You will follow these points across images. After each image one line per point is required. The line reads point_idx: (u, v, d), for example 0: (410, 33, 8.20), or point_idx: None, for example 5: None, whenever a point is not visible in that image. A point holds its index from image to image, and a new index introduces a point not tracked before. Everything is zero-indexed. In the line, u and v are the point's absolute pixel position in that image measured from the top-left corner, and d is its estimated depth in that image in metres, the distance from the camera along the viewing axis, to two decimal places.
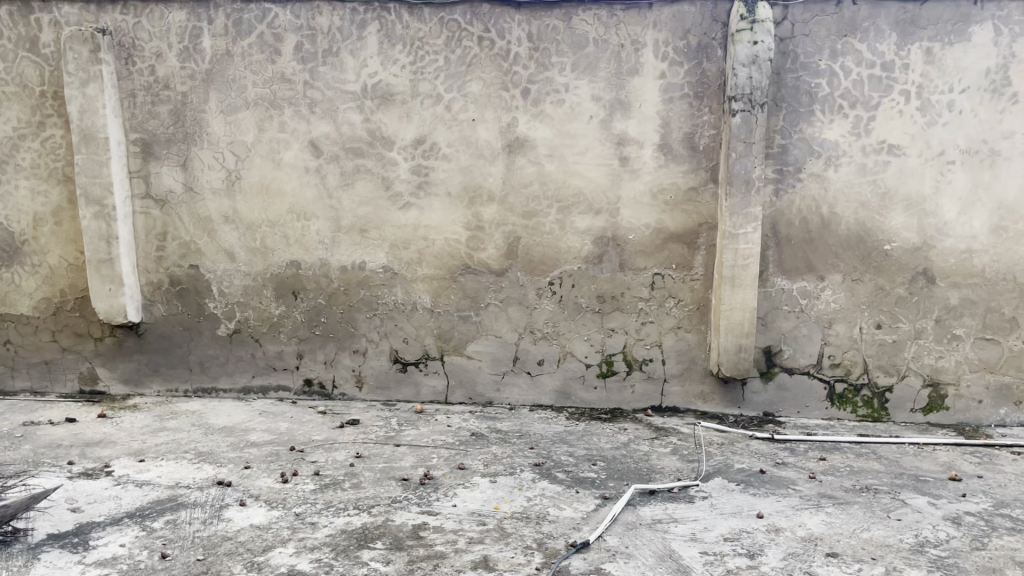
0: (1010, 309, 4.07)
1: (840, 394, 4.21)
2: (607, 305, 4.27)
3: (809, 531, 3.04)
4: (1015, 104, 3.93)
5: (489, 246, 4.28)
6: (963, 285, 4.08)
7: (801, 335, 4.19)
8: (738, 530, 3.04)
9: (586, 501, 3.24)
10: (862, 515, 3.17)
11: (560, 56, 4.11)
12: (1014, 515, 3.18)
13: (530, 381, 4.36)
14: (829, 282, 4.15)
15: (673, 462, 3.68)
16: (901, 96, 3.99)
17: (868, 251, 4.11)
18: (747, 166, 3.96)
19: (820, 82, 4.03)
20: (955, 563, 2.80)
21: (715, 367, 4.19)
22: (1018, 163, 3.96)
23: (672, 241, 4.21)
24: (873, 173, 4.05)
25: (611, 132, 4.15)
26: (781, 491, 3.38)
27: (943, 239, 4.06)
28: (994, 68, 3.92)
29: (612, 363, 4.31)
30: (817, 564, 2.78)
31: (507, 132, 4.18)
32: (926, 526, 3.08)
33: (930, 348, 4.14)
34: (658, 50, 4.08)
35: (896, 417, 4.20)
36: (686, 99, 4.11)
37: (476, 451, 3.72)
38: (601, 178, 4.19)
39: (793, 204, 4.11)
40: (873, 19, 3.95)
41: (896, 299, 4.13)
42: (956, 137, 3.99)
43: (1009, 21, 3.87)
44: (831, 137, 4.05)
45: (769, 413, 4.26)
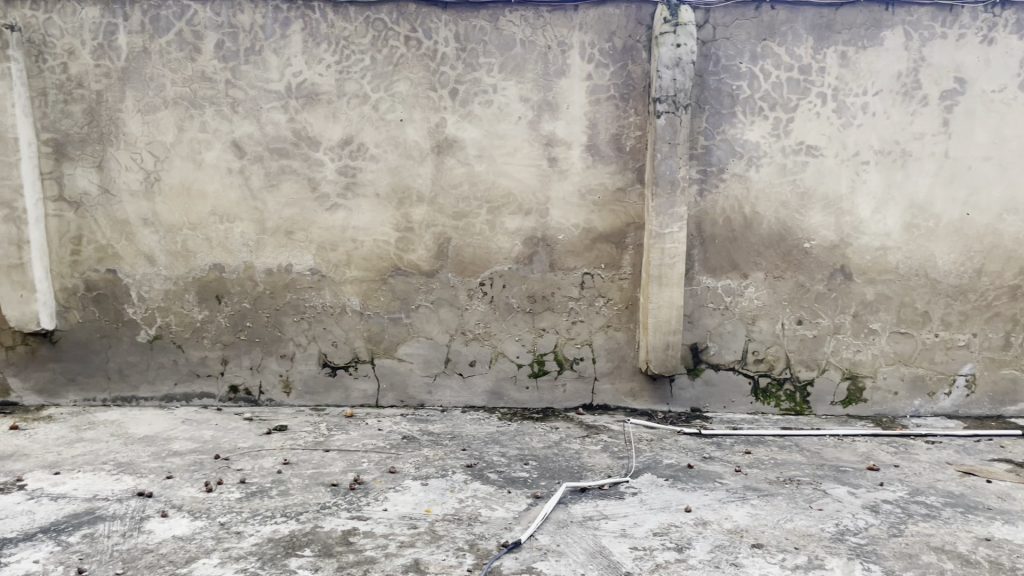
0: (922, 304, 4.24)
1: (764, 389, 4.32)
2: (538, 306, 4.29)
3: (735, 523, 3.11)
4: (924, 106, 4.11)
5: (419, 248, 4.25)
6: (879, 281, 4.24)
7: (726, 332, 4.28)
8: (667, 524, 3.09)
9: (518, 501, 3.25)
10: (786, 506, 3.26)
11: (488, 58, 4.11)
12: (929, 502, 3.32)
13: (462, 382, 4.34)
14: (752, 280, 4.25)
15: (604, 459, 3.71)
16: (818, 98, 4.12)
17: (789, 249, 4.22)
18: (672, 166, 4.03)
19: (741, 84, 4.12)
20: (873, 550, 2.90)
21: (643, 365, 4.25)
22: (927, 163, 4.14)
23: (601, 241, 4.26)
24: (793, 173, 4.17)
25: (540, 133, 4.17)
26: (708, 485, 3.45)
27: (858, 238, 4.21)
28: (904, 71, 4.09)
29: (544, 363, 4.33)
30: (743, 556, 2.85)
31: (435, 133, 4.16)
32: (845, 515, 3.18)
33: (849, 343, 4.28)
34: (584, 52, 4.12)
35: (817, 410, 4.33)
36: (612, 101, 4.16)
37: (408, 454, 3.69)
38: (530, 179, 4.20)
39: (717, 203, 4.20)
40: (791, 23, 4.07)
41: (815, 296, 4.26)
42: (870, 138, 4.14)
43: (918, 26, 4.04)
44: (752, 138, 4.16)
45: (696, 410, 4.33)
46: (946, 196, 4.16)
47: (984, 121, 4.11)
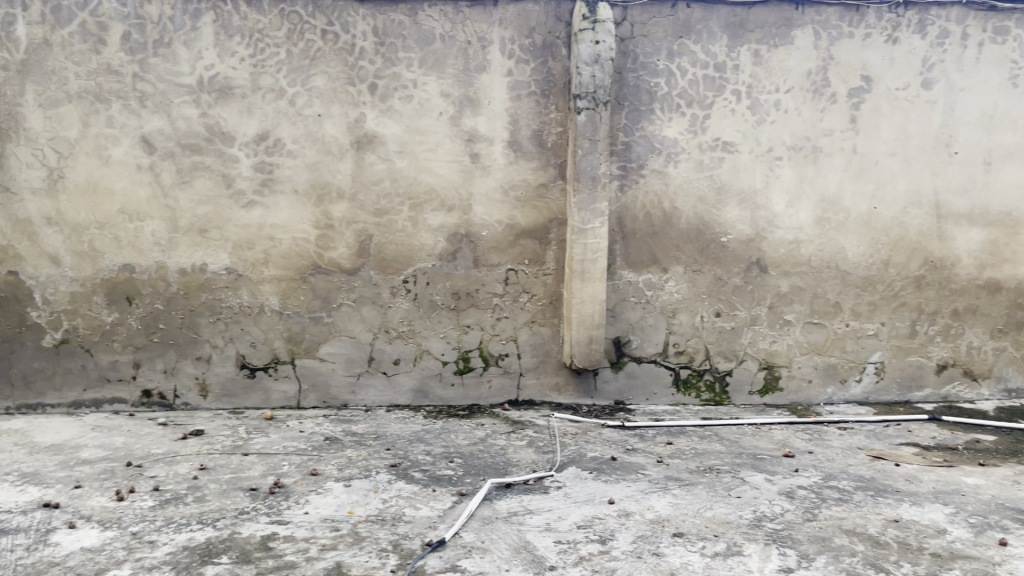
0: (834, 295, 4.39)
1: (685, 381, 4.40)
2: (462, 303, 4.27)
3: (657, 513, 3.15)
4: (833, 103, 4.24)
5: (339, 245, 4.18)
6: (792, 274, 4.36)
7: (648, 325, 4.34)
8: (591, 517, 3.12)
9: (442, 499, 3.23)
10: (705, 494, 3.32)
11: (406, 52, 4.07)
12: (841, 486, 3.44)
13: (386, 381, 4.28)
14: (672, 274, 4.32)
15: (529, 454, 3.72)
16: (732, 95, 4.22)
17: (707, 243, 4.31)
18: (593, 162, 4.07)
19: (659, 82, 4.18)
20: (789, 535, 2.98)
21: (568, 360, 4.27)
22: (837, 159, 4.28)
23: (524, 237, 4.26)
24: (709, 169, 4.26)
25: (461, 129, 4.15)
26: (631, 477, 3.50)
27: (773, 231, 4.32)
28: (814, 70, 4.22)
29: (469, 360, 4.31)
30: (664, 545, 2.90)
31: (354, 128, 4.10)
32: (763, 502, 3.26)
33: (765, 334, 4.40)
34: (504, 48, 4.12)
35: (736, 400, 4.43)
36: (533, 97, 4.17)
37: (330, 455, 3.63)
38: (452, 175, 4.18)
39: (637, 199, 4.25)
40: (705, 21, 4.16)
41: (733, 289, 4.36)
42: (783, 134, 4.26)
43: (827, 25, 4.18)
44: (670, 135, 4.23)
45: (620, 403, 4.38)
46: (854, 190, 4.31)
47: (889, 118, 4.27)
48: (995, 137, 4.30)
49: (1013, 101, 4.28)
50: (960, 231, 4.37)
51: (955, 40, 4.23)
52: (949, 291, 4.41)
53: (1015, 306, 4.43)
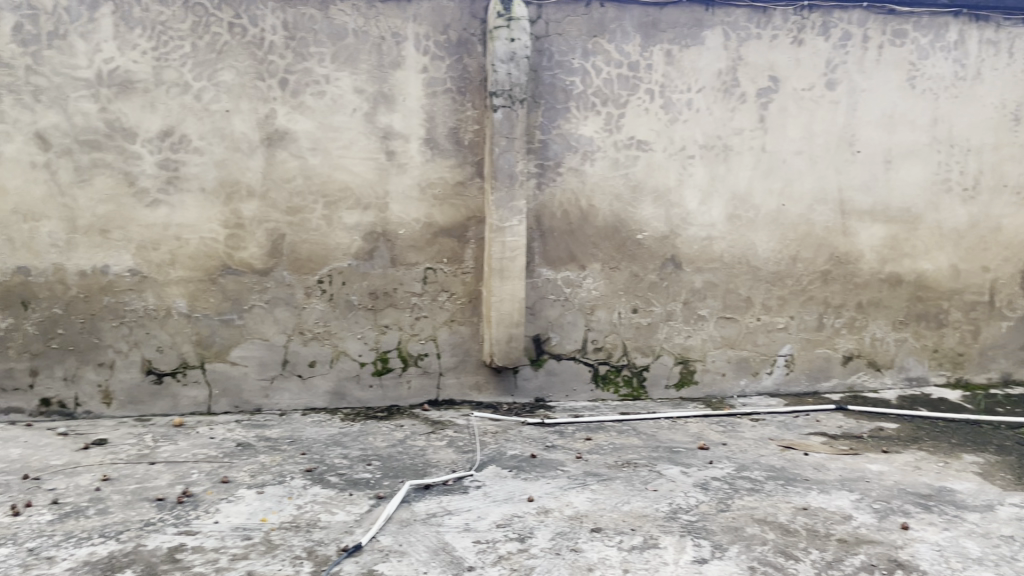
0: (745, 290, 4.50)
1: (604, 377, 4.44)
2: (379, 302, 4.21)
3: (576, 509, 3.17)
4: (743, 102, 4.35)
5: (251, 245, 4.06)
6: (706, 270, 4.45)
7: (566, 322, 4.37)
8: (510, 515, 3.11)
9: (359, 503, 3.17)
10: (623, 489, 3.36)
11: (318, 47, 3.98)
12: (753, 476, 3.52)
13: (301, 384, 4.18)
14: (590, 271, 4.36)
15: (448, 454, 3.69)
16: (646, 94, 4.28)
17: (623, 241, 4.36)
18: (510, 160, 4.06)
19: (574, 80, 4.21)
20: (703, 526, 3.04)
21: (488, 358, 4.26)
22: (747, 158, 4.39)
23: (441, 235, 4.23)
24: (625, 167, 4.30)
25: (376, 126, 4.08)
26: (550, 474, 3.51)
27: (687, 228, 4.40)
28: (724, 70, 4.31)
29: (387, 360, 4.25)
30: (582, 541, 2.91)
31: (265, 125, 3.98)
32: (678, 494, 3.32)
33: (680, 329, 4.48)
34: (419, 45, 4.07)
35: (653, 394, 4.50)
36: (449, 94, 4.14)
37: (243, 462, 3.52)
38: (367, 173, 4.11)
39: (554, 197, 4.27)
40: (619, 21, 4.20)
41: (649, 285, 4.42)
42: (694, 133, 4.34)
43: (736, 26, 4.28)
44: (586, 133, 4.26)
45: (540, 400, 4.39)
46: (763, 188, 4.43)
47: (795, 118, 4.40)
48: (894, 136, 4.48)
49: (911, 102, 4.47)
50: (862, 227, 4.54)
51: (857, 43, 4.38)
52: (853, 284, 4.58)
53: (915, 299, 4.63)
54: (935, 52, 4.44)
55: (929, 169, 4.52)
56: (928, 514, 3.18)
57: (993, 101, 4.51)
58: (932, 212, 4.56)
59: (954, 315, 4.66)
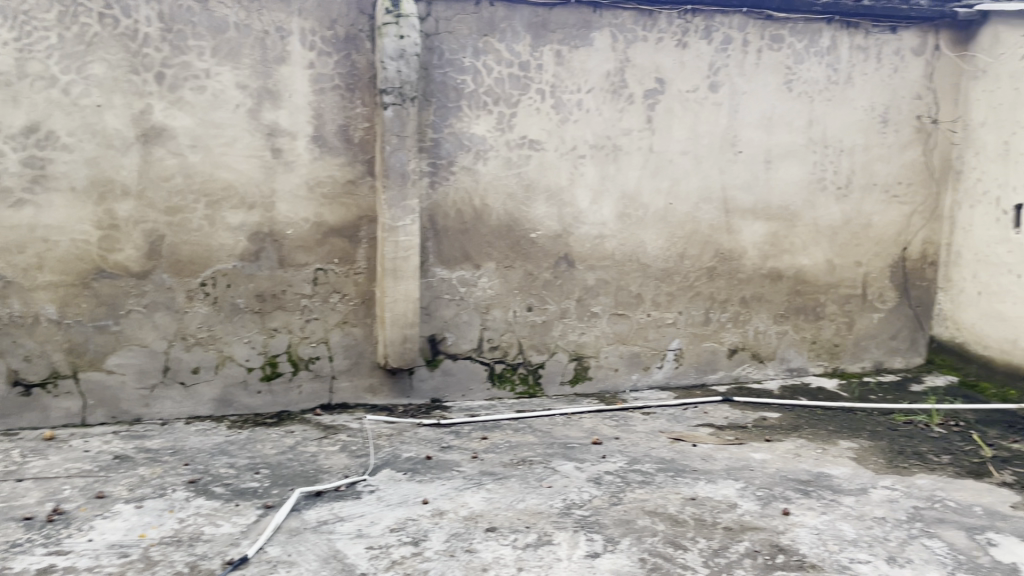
0: (636, 287, 4.60)
1: (499, 375, 4.45)
2: (267, 305, 4.08)
3: (470, 509, 3.16)
4: (631, 104, 4.44)
5: (127, 247, 3.86)
6: (598, 267, 4.52)
7: (462, 322, 4.35)
8: (404, 519, 3.07)
9: (246, 513, 3.06)
10: (518, 487, 3.37)
11: (197, 40, 3.82)
12: (645, 469, 3.60)
13: (185, 391, 4.01)
14: (484, 270, 4.35)
15: (341, 459, 3.61)
16: (537, 94, 4.30)
17: (517, 239, 4.38)
18: (401, 158, 4.00)
19: (465, 79, 4.19)
20: (596, 520, 3.08)
21: (381, 360, 4.19)
22: (635, 158, 4.49)
23: (331, 235, 4.13)
24: (517, 166, 4.32)
25: (260, 123, 3.95)
26: (445, 475, 3.48)
27: (579, 227, 4.46)
28: (613, 71, 4.39)
29: (276, 365, 4.13)
30: (477, 541, 2.90)
31: (140, 121, 3.80)
32: (572, 490, 3.35)
33: (574, 326, 4.53)
34: (304, 40, 3.97)
35: (548, 391, 4.54)
36: (337, 91, 4.05)
37: (120, 475, 3.34)
38: (252, 171, 3.97)
39: (447, 196, 4.24)
40: (509, 20, 4.21)
41: (543, 283, 4.45)
42: (585, 133, 4.40)
43: (622, 28, 4.36)
44: (478, 132, 4.25)
45: (436, 400, 4.36)
46: (651, 187, 4.53)
47: (681, 119, 4.52)
48: (773, 137, 4.67)
49: (788, 104, 4.66)
50: (745, 225, 4.71)
51: (737, 46, 4.54)
52: (737, 280, 4.74)
53: (794, 293, 4.84)
54: (810, 57, 4.64)
55: (806, 169, 4.74)
56: (807, 499, 3.32)
57: (863, 104, 4.76)
58: (808, 210, 4.78)
59: (831, 308, 4.90)
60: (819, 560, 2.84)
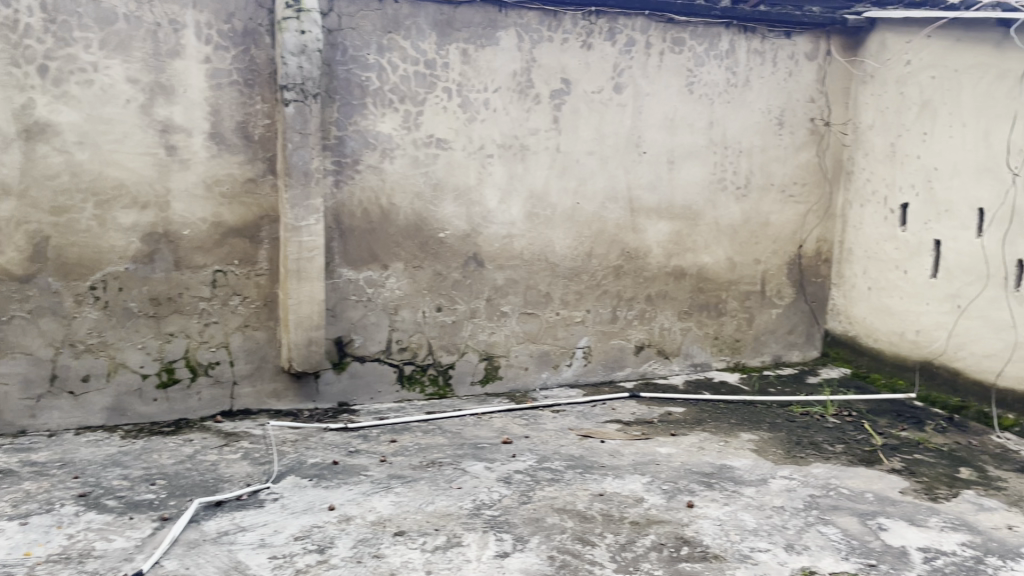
0: (545, 286, 4.62)
1: (409, 377, 4.40)
2: (163, 309, 3.92)
3: (378, 514, 3.10)
4: (538, 104, 4.46)
5: (8, 250, 3.63)
6: (507, 267, 4.53)
7: (369, 323, 4.28)
8: (309, 526, 2.99)
9: (141, 527, 2.93)
10: (427, 489, 3.33)
11: (83, 32, 3.63)
12: (554, 467, 3.62)
13: (74, 401, 3.81)
14: (392, 271, 4.29)
15: (244, 467, 3.50)
16: (443, 93, 4.27)
17: (425, 239, 4.33)
18: (304, 156, 3.90)
19: (369, 76, 4.12)
20: (505, 519, 3.08)
21: (285, 364, 4.08)
22: (542, 157, 4.51)
23: (231, 235, 4.00)
24: (424, 165, 4.28)
25: (153, 119, 3.79)
26: (352, 480, 3.41)
27: (487, 227, 4.45)
28: (519, 71, 4.40)
29: (173, 371, 3.97)
30: (385, 546, 2.86)
31: (21, 116, 3.58)
32: (482, 490, 3.34)
33: (484, 326, 4.52)
34: (200, 33, 3.82)
35: (459, 392, 4.52)
36: (235, 87, 3.92)
37: (3, 491, 3.15)
38: (145, 169, 3.80)
39: (353, 195, 4.16)
40: (413, 18, 4.16)
41: (452, 283, 4.42)
42: (492, 133, 4.39)
43: (528, 28, 4.37)
44: (384, 130, 4.18)
45: (343, 404, 4.27)
46: (559, 187, 4.57)
47: (587, 119, 4.57)
48: (676, 138, 4.78)
49: (690, 105, 4.78)
50: (650, 224, 4.80)
51: (641, 49, 4.62)
52: (643, 278, 4.83)
53: (698, 290, 4.96)
54: (710, 60, 4.76)
55: (707, 169, 4.86)
56: (711, 491, 3.41)
57: (760, 107, 4.92)
58: (710, 209, 4.91)
59: (732, 304, 5.05)
60: (721, 550, 2.91)
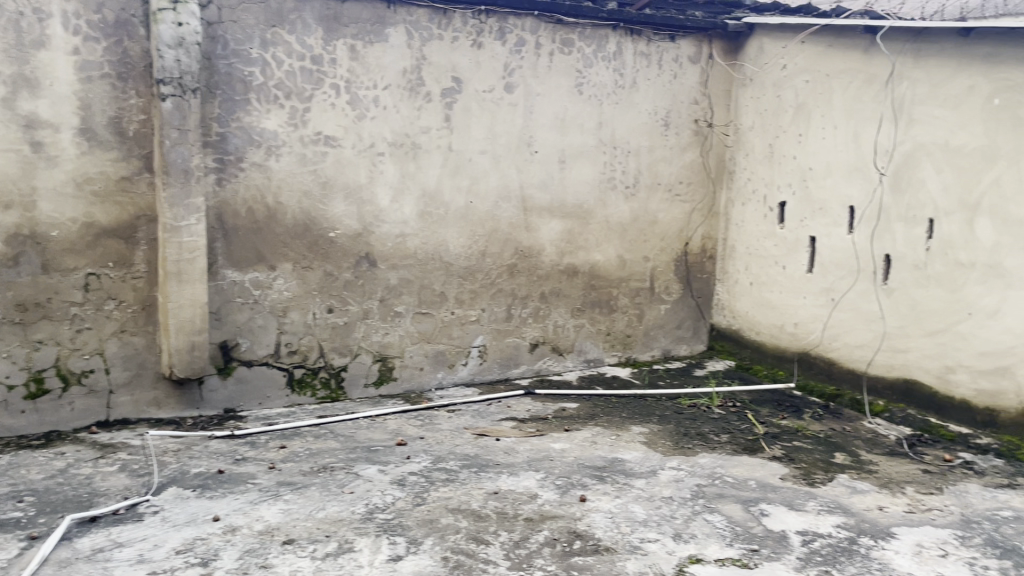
0: (439, 285, 4.60)
1: (299, 380, 4.30)
2: (30, 315, 3.68)
3: (266, 523, 3.01)
4: (429, 102, 4.43)
5: None
6: (400, 267, 4.48)
7: (256, 326, 4.15)
8: (191, 539, 2.87)
9: (6, 547, 2.74)
10: (317, 495, 3.26)
11: None
12: (449, 467, 3.60)
13: None
14: (279, 272, 4.17)
15: (121, 480, 3.33)
16: (331, 89, 4.18)
17: (315, 239, 4.24)
18: (183, 154, 3.75)
19: (253, 71, 3.99)
20: (399, 522, 3.04)
21: (167, 370, 3.91)
22: (434, 156, 4.48)
23: (105, 237, 3.80)
24: (312, 163, 4.18)
25: (16, 113, 3.55)
26: (239, 489, 3.30)
27: (379, 226, 4.38)
28: (409, 68, 4.35)
29: (43, 380, 3.74)
30: (273, 555, 2.77)
31: None
32: (375, 494, 3.29)
33: (377, 326, 4.46)
34: (67, 23, 3.61)
35: (352, 394, 4.44)
36: (107, 80, 3.72)
37: None
38: (8, 166, 3.56)
39: (237, 194, 4.02)
40: (298, 13, 4.06)
41: (343, 284, 4.34)
42: (382, 130, 4.33)
43: (417, 26, 4.33)
44: (269, 127, 4.06)
45: (230, 410, 4.13)
46: (452, 186, 4.55)
47: (478, 118, 4.57)
48: (567, 138, 4.84)
49: (579, 106, 4.85)
50: (543, 223, 4.84)
51: (531, 49, 4.65)
52: (537, 276, 4.87)
53: (590, 287, 5.04)
54: (597, 61, 4.84)
55: (597, 169, 4.95)
56: (602, 484, 3.47)
57: (647, 108, 5.05)
58: (601, 208, 5.00)
59: (622, 301, 5.16)
60: (613, 542, 2.97)
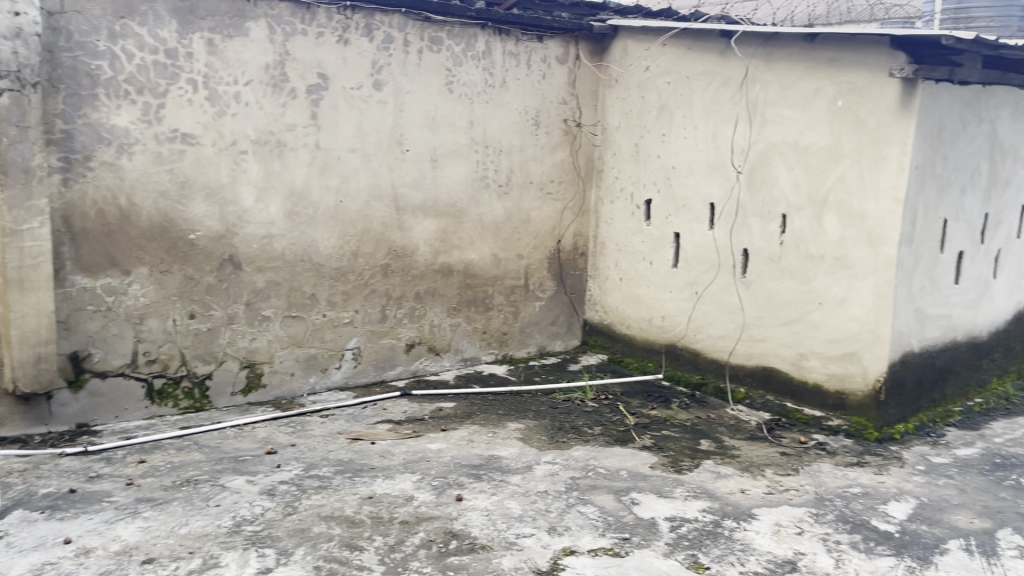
0: (309, 287, 4.48)
1: (160, 391, 4.09)
2: None
3: (123, 543, 2.85)
4: (294, 99, 4.31)
5: None
6: (267, 269, 4.33)
7: (111, 335, 3.92)
8: (39, 565, 2.68)
9: None
10: (180, 510, 3.11)
11: None
12: (322, 474, 3.52)
13: None
14: (135, 277, 3.95)
15: None
16: (188, 85, 4.00)
17: (174, 242, 4.04)
18: (24, 152, 3.49)
19: (100, 64, 3.75)
20: (268, 534, 2.94)
21: (9, 385, 3.63)
22: (301, 154, 4.36)
23: None
24: (169, 162, 3.98)
25: None
26: (93, 508, 3.10)
27: (243, 227, 4.23)
28: (271, 64, 4.22)
29: None
30: None
31: None
32: (243, 506, 3.17)
33: (243, 331, 4.30)
34: None
35: (218, 403, 4.27)
36: None
37: None
38: None
39: (85, 195, 3.78)
40: (149, 4, 3.86)
41: (206, 288, 4.16)
42: (245, 128, 4.18)
43: (279, 20, 4.20)
44: (120, 124, 3.84)
45: (82, 425, 3.88)
46: (320, 185, 4.44)
47: (346, 116, 4.48)
48: (438, 137, 4.82)
49: (450, 104, 4.83)
50: (415, 223, 4.80)
51: (399, 46, 4.60)
52: (411, 276, 4.83)
53: (464, 286, 5.05)
54: (467, 60, 4.85)
55: (469, 168, 4.95)
56: (478, 482, 3.48)
57: (517, 107, 5.09)
58: (473, 207, 5.01)
59: (497, 299, 5.19)
60: (489, 539, 2.98)
